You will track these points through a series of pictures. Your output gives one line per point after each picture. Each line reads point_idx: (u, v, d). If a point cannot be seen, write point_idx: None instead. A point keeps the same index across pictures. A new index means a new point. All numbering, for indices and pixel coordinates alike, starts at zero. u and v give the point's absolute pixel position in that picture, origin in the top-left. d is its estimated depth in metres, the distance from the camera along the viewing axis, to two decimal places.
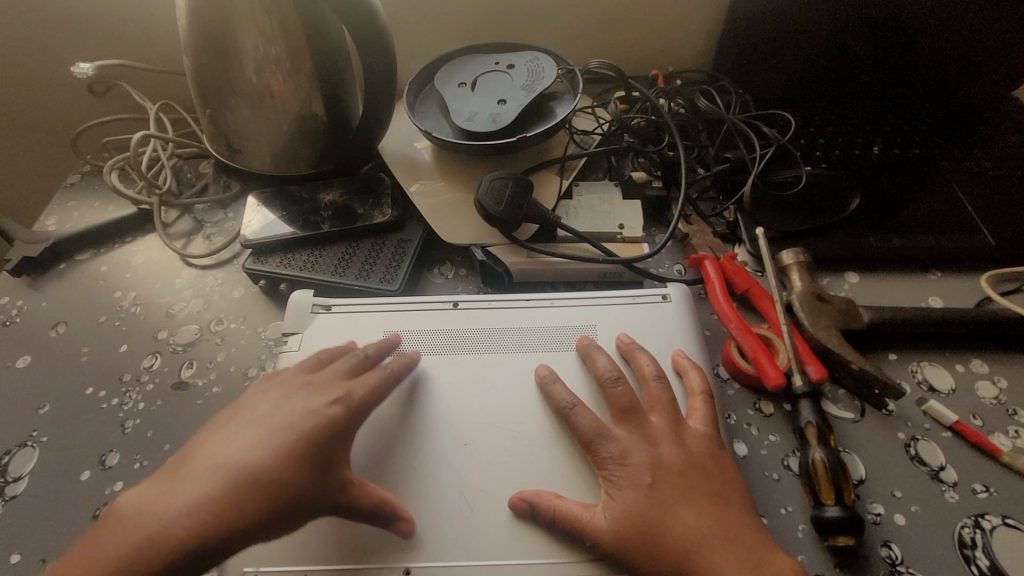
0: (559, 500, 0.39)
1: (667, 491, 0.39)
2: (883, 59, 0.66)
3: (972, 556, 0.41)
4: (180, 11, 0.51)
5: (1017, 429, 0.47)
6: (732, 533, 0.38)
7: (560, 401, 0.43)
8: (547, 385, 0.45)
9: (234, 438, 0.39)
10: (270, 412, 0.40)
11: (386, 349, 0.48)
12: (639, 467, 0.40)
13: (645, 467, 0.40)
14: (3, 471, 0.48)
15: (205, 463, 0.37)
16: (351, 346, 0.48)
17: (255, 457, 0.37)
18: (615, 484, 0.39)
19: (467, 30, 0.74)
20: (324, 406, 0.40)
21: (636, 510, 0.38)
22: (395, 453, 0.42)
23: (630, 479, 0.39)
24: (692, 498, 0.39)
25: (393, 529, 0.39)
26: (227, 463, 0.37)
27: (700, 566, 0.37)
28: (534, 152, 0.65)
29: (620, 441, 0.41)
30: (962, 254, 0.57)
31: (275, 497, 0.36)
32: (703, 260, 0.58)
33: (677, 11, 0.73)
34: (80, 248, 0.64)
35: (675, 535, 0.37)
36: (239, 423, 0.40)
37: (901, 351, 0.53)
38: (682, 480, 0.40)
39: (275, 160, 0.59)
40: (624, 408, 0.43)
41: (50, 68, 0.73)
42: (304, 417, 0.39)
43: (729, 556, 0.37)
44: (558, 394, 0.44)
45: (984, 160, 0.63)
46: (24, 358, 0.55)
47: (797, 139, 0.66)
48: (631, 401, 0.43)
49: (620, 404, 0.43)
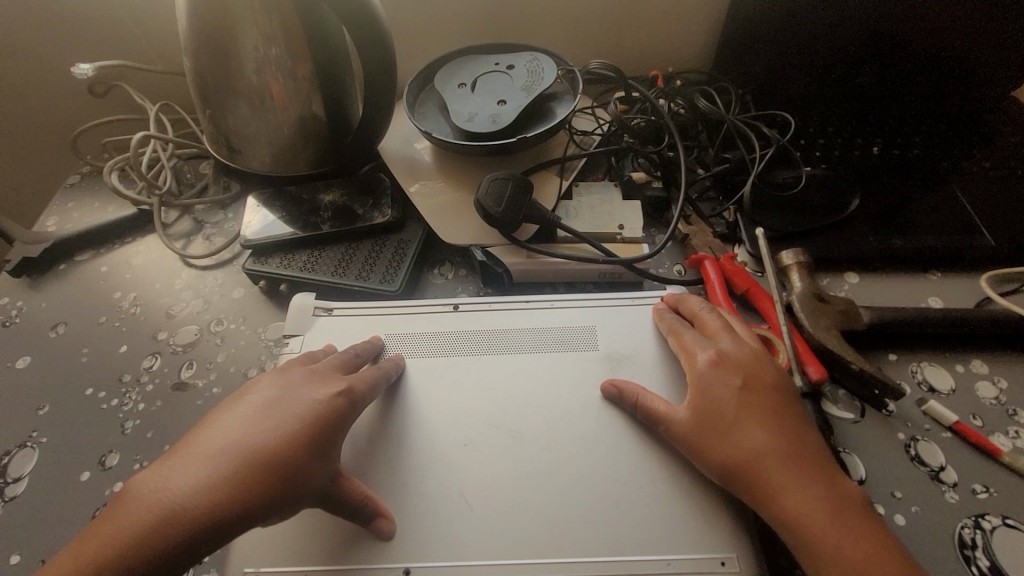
0: (645, 391, 0.44)
1: (755, 401, 0.42)
2: (883, 60, 0.65)
3: (972, 556, 0.41)
4: (180, 12, 0.51)
5: (1017, 429, 0.47)
6: (804, 447, 0.40)
7: (667, 322, 0.48)
8: (658, 313, 0.49)
9: (239, 425, 0.38)
10: (274, 403, 0.39)
11: (371, 348, 0.48)
12: (735, 377, 0.43)
13: (741, 377, 0.43)
14: (3, 471, 0.48)
15: (210, 450, 0.36)
16: (352, 347, 0.48)
17: (265, 444, 0.37)
18: (707, 387, 0.43)
19: (467, 30, 0.74)
20: (331, 403, 0.40)
21: (709, 412, 0.41)
22: (384, 453, 0.43)
23: (721, 384, 0.43)
24: (775, 411, 0.41)
25: (370, 527, 0.39)
26: (232, 450, 0.36)
27: (759, 475, 0.38)
28: (534, 152, 0.65)
29: (717, 353, 0.44)
30: (963, 254, 0.57)
31: (290, 481, 0.36)
32: (703, 260, 0.58)
33: (677, 12, 0.73)
34: (80, 249, 0.64)
35: (741, 441, 0.40)
36: (242, 411, 0.39)
37: (900, 351, 0.53)
38: (769, 396, 0.42)
39: (275, 160, 0.59)
40: (722, 326, 0.47)
41: (49, 68, 0.73)
42: (310, 412, 0.39)
43: (790, 469, 0.39)
44: (662, 318, 0.49)
45: (983, 160, 0.63)
46: (24, 359, 0.55)
47: (797, 140, 0.66)
48: (725, 326, 0.47)
49: (712, 328, 0.47)
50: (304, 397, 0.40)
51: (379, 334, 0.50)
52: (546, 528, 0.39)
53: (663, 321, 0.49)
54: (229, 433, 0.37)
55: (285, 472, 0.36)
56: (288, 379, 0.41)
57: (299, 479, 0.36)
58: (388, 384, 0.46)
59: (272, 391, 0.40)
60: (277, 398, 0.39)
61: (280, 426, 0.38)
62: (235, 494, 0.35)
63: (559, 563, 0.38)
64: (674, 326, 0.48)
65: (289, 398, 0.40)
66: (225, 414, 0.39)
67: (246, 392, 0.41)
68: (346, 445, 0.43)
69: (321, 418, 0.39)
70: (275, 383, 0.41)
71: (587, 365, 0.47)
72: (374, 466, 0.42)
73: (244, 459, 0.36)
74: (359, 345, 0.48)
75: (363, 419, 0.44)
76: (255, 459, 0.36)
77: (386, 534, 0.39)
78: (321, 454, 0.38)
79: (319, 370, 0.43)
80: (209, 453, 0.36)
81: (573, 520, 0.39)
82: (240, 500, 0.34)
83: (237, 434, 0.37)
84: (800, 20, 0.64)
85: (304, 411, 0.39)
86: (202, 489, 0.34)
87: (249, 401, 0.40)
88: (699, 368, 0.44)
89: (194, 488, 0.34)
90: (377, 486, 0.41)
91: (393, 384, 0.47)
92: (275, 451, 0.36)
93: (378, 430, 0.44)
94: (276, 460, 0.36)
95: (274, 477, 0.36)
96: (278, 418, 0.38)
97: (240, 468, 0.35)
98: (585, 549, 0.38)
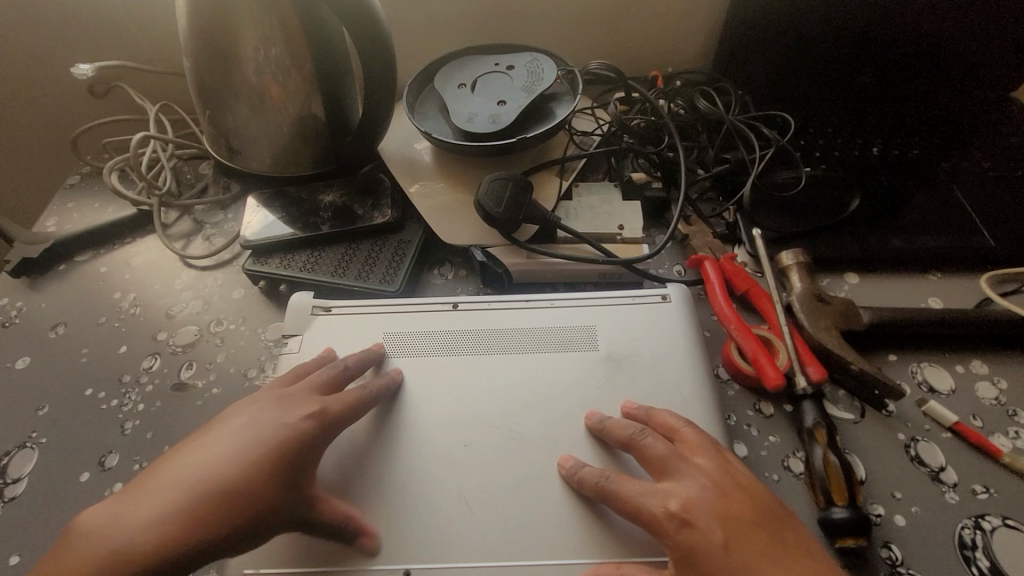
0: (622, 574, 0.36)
1: (752, 535, 0.36)
2: (886, 59, 0.62)
3: (972, 557, 0.41)
4: (179, 10, 0.51)
5: (1017, 430, 0.47)
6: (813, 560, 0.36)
7: (594, 476, 0.39)
8: (575, 473, 0.40)
9: (201, 454, 0.38)
10: (240, 428, 0.40)
11: (367, 358, 0.47)
12: (708, 524, 0.36)
13: (734, 510, 0.37)
14: (3, 471, 0.48)
15: (170, 481, 0.37)
16: (349, 355, 0.47)
17: (223, 474, 0.37)
18: (690, 550, 0.35)
19: (468, 30, 0.74)
20: (300, 426, 0.40)
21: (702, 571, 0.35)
22: (379, 463, 0.42)
23: (709, 536, 0.36)
24: (784, 543, 0.36)
25: (354, 544, 0.39)
26: (194, 479, 0.37)
27: None
28: (534, 153, 0.65)
29: (683, 499, 0.37)
30: (962, 254, 0.57)
31: (253, 510, 0.36)
32: (703, 260, 0.57)
33: (677, 11, 0.73)
34: (79, 249, 0.64)
35: None
36: (208, 439, 0.39)
37: (900, 351, 0.53)
38: (763, 530, 0.37)
39: (276, 161, 0.59)
40: (669, 455, 0.40)
41: (48, 68, 0.73)
42: (276, 435, 0.39)
43: None
44: (586, 475, 0.40)
45: (983, 160, 0.64)
46: (24, 359, 0.55)
47: (797, 140, 0.67)
48: (667, 456, 0.40)
49: (658, 460, 0.40)
50: (272, 420, 0.40)
51: (380, 340, 0.50)
52: (543, 530, 0.39)
53: (590, 478, 0.39)
54: (192, 463, 0.38)
55: (244, 499, 0.36)
56: (261, 403, 0.41)
57: (256, 507, 0.37)
58: (382, 399, 0.45)
59: (242, 418, 0.40)
60: (243, 424, 0.40)
61: (243, 457, 0.38)
62: (192, 522, 0.35)
63: (560, 564, 0.38)
64: (606, 481, 0.39)
65: (253, 424, 0.40)
66: (191, 443, 0.40)
67: (224, 417, 0.41)
68: (336, 455, 0.42)
69: (280, 446, 0.39)
70: (250, 408, 0.41)
71: (586, 366, 0.47)
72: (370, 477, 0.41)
73: (202, 488, 0.36)
74: (357, 353, 0.47)
75: (361, 427, 0.44)
76: (214, 487, 0.36)
77: (369, 550, 0.39)
78: (282, 480, 0.38)
79: (291, 394, 0.42)
80: (165, 485, 0.37)
81: (571, 524, 0.39)
82: (197, 531, 0.35)
83: (200, 462, 0.38)
84: (801, 21, 0.64)
85: (275, 440, 0.39)
86: (157, 523, 0.35)
87: (221, 427, 0.40)
88: (666, 529, 0.36)
89: (153, 520, 0.35)
90: (366, 498, 0.40)
91: (391, 400, 0.46)
92: (232, 479, 0.37)
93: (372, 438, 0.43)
94: (234, 488, 0.37)
95: (232, 505, 0.36)
96: (240, 445, 0.38)
97: (194, 500, 0.36)
98: (587, 551, 0.38)
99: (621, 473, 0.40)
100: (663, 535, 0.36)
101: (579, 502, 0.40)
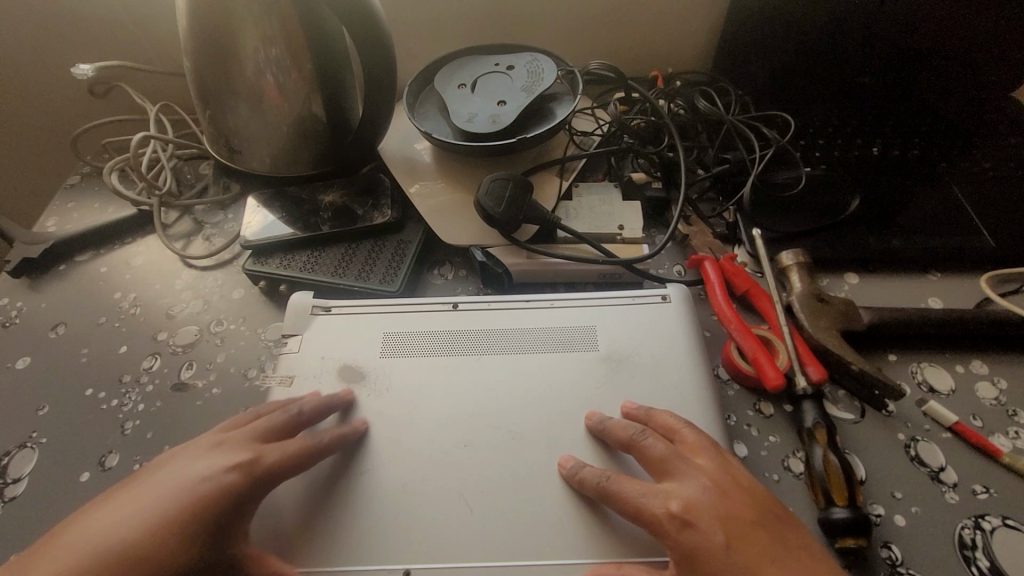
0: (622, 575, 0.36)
1: (753, 535, 0.36)
2: (883, 60, 0.65)
3: (972, 557, 0.41)
4: (179, 10, 0.51)
5: (1017, 430, 0.47)
6: (814, 560, 0.36)
7: (594, 477, 0.39)
8: (575, 473, 0.40)
9: (116, 510, 0.37)
10: (168, 478, 0.38)
11: (333, 405, 0.45)
12: (709, 524, 0.36)
13: (735, 510, 0.37)
14: (3, 471, 0.48)
15: (79, 539, 0.35)
16: (308, 399, 0.45)
17: (136, 530, 0.35)
18: (690, 551, 0.35)
19: (468, 30, 0.74)
20: (230, 474, 0.38)
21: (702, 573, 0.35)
22: (337, 504, 0.40)
23: (709, 536, 0.36)
24: (784, 543, 0.36)
25: None
26: (101, 538, 0.35)
27: None
28: (534, 153, 0.65)
29: (683, 500, 0.37)
30: (962, 254, 0.57)
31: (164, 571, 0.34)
32: (703, 260, 0.58)
33: (678, 11, 0.73)
34: (80, 249, 0.64)
35: None
36: (130, 492, 0.38)
37: (900, 351, 0.53)
38: (764, 530, 0.37)
39: (276, 161, 0.59)
40: (670, 455, 0.40)
41: (48, 68, 0.73)
42: (206, 483, 0.37)
43: None
44: (586, 476, 0.40)
45: (983, 160, 0.63)
46: (25, 359, 0.55)
47: (797, 140, 0.67)
48: (667, 456, 0.40)
49: (658, 460, 0.40)
50: (201, 468, 0.38)
51: (351, 387, 0.47)
52: (542, 530, 0.39)
53: (590, 479, 0.39)
54: (106, 520, 0.36)
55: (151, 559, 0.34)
56: (197, 450, 0.40)
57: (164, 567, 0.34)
58: (340, 450, 0.43)
59: (175, 465, 0.39)
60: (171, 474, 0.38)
61: (159, 512, 0.36)
62: None
63: (560, 564, 0.38)
64: (607, 481, 0.39)
65: (180, 473, 0.38)
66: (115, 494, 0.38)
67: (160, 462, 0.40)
68: (297, 494, 0.41)
69: (206, 495, 0.37)
70: (189, 452, 0.40)
71: (586, 366, 0.47)
72: (327, 518, 0.40)
73: (109, 547, 0.35)
74: (322, 397, 0.45)
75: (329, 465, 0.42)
76: (123, 546, 0.35)
77: None
78: (203, 534, 0.36)
79: (229, 439, 0.41)
80: (72, 543, 0.35)
81: (571, 523, 0.39)
82: None
83: (115, 518, 0.36)
84: (801, 22, 0.64)
85: (210, 485, 0.37)
86: None
87: (149, 478, 0.39)
88: (667, 530, 0.36)
89: None
90: (318, 548, 0.38)
91: (351, 452, 0.43)
92: (144, 537, 0.35)
93: (334, 475, 0.42)
94: (145, 547, 0.35)
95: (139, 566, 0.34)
96: (159, 499, 0.37)
97: (96, 560, 0.34)
98: (586, 552, 0.38)
99: (621, 474, 0.40)
100: (663, 536, 0.36)
101: (579, 503, 0.40)
